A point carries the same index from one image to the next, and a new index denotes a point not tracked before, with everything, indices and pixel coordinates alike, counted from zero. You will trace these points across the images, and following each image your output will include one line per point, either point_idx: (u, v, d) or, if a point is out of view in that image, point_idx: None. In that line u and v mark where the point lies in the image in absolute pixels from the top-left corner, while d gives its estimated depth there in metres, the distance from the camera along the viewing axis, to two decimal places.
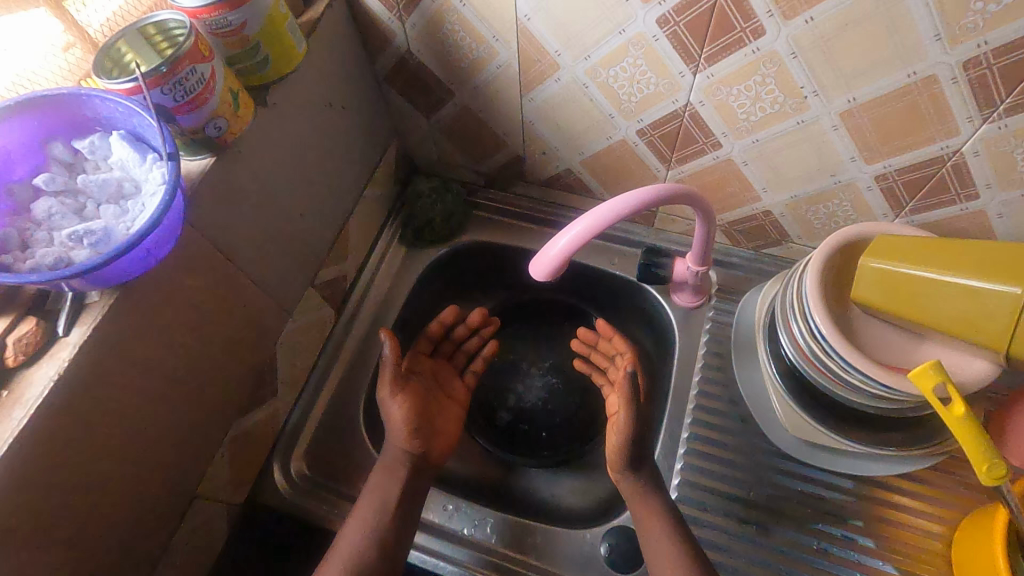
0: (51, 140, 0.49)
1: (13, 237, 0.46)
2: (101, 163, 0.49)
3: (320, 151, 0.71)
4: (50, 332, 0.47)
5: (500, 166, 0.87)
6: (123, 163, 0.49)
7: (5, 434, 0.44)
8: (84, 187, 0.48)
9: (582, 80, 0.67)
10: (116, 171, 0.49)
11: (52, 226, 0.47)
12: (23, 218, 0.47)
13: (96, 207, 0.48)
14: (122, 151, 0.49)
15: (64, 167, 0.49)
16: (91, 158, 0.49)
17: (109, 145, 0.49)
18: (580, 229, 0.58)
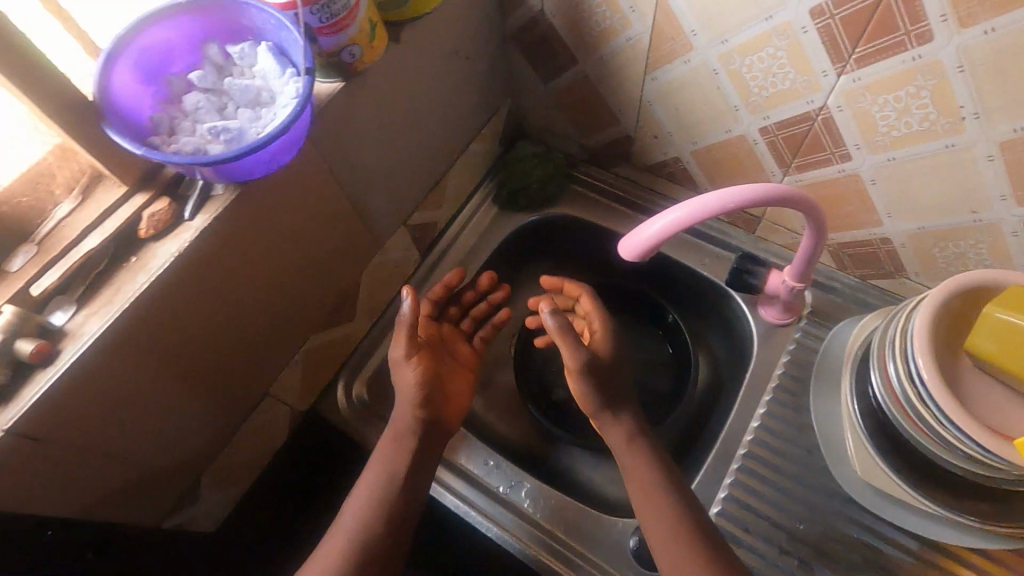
0: (208, 41, 0.53)
1: (162, 122, 0.50)
2: (246, 70, 0.53)
3: (437, 97, 0.73)
4: (178, 214, 0.52)
5: (607, 144, 0.85)
6: (264, 74, 0.53)
7: (128, 294, 0.49)
8: (228, 89, 0.53)
9: (713, 65, 0.64)
10: (257, 80, 0.53)
11: (196, 119, 0.51)
12: (173, 107, 0.52)
13: (235, 110, 0.52)
14: (266, 63, 0.52)
15: (214, 68, 0.53)
16: (239, 64, 0.53)
17: (256, 54, 0.53)
18: (681, 213, 0.56)
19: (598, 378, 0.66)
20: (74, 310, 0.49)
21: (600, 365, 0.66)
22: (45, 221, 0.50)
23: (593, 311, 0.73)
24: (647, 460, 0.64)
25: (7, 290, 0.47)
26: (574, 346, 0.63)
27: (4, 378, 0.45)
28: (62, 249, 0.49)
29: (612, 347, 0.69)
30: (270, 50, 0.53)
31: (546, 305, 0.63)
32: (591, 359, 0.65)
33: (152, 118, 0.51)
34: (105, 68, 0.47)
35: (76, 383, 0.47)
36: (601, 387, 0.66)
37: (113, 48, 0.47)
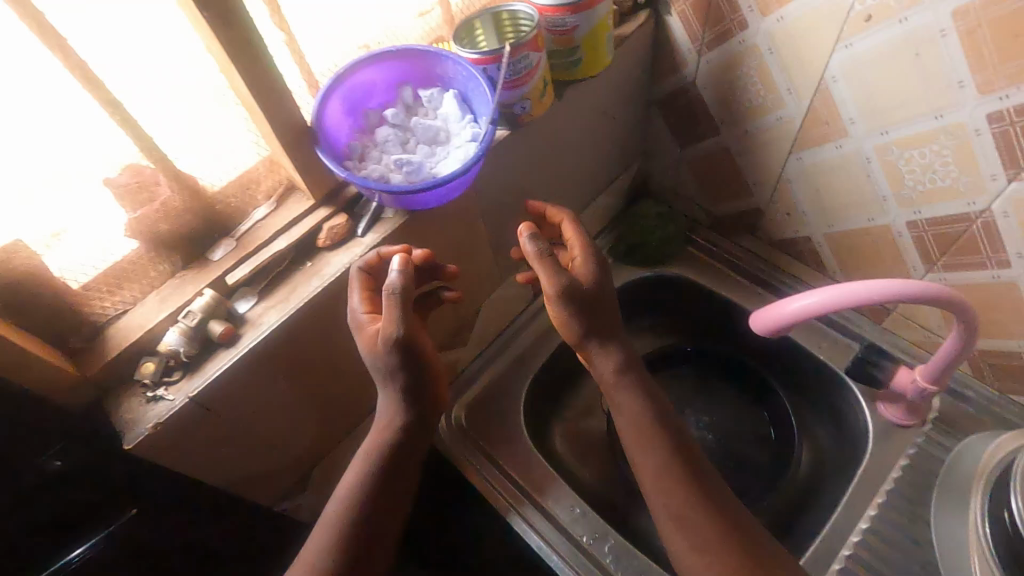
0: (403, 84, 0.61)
1: (355, 149, 0.57)
2: (430, 112, 0.60)
3: (580, 151, 0.77)
4: (352, 230, 0.58)
5: (734, 214, 0.86)
6: (447, 118, 0.59)
7: (303, 294, 0.55)
8: (413, 127, 0.59)
9: (867, 153, 0.64)
10: (439, 122, 0.59)
11: (382, 150, 0.58)
12: (365, 137, 0.59)
13: (416, 145, 0.58)
14: (450, 109, 0.59)
15: (404, 107, 0.60)
16: (426, 106, 0.59)
17: (443, 101, 0.59)
18: (812, 300, 0.57)
19: (582, 309, 0.58)
20: (256, 301, 0.55)
21: (580, 291, 0.57)
22: (244, 220, 0.58)
23: (574, 238, 0.62)
24: (697, 511, 0.55)
25: (208, 275, 0.55)
26: (563, 279, 0.56)
27: (195, 351, 0.52)
28: (255, 247, 0.57)
29: (595, 279, 0.59)
30: (455, 98, 0.59)
31: (528, 228, 0.58)
32: (570, 282, 0.57)
33: (347, 145, 0.58)
34: (323, 99, 0.55)
35: (246, 365, 0.53)
36: (584, 315, 0.58)
37: (332, 84, 0.54)
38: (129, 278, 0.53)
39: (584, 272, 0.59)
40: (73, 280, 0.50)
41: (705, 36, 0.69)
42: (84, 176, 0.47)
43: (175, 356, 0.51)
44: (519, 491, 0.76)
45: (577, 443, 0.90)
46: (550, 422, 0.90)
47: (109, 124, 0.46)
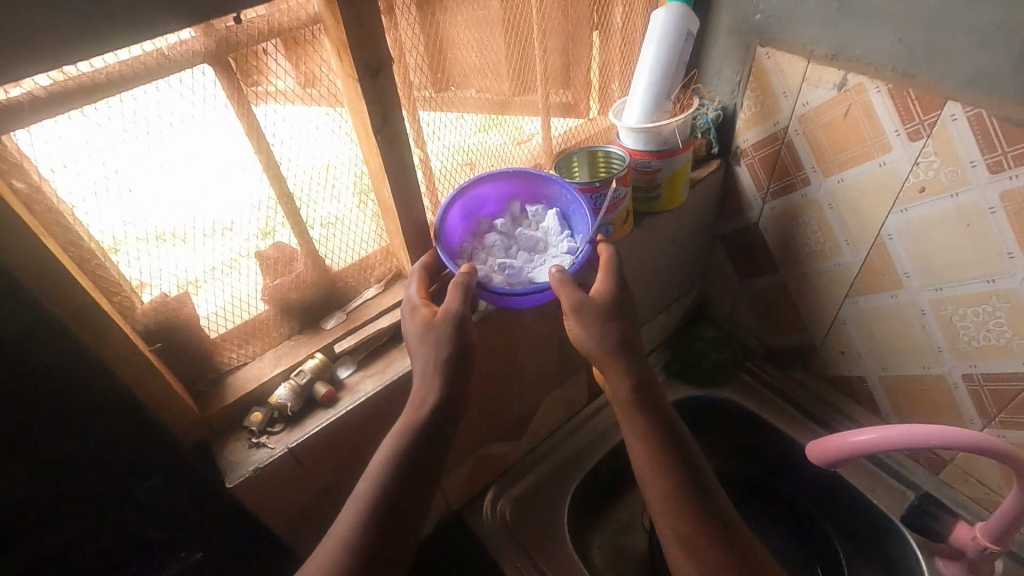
0: (512, 199, 0.71)
1: (465, 251, 0.66)
2: (533, 225, 0.69)
3: (648, 271, 0.85)
4: None
5: (788, 346, 0.90)
6: (547, 231, 0.67)
7: (399, 368, 0.62)
8: (516, 236, 0.68)
9: (921, 306, 0.69)
10: (540, 234, 0.67)
11: (487, 253, 0.67)
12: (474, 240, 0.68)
13: (518, 252, 0.67)
14: (551, 223, 0.67)
15: (510, 218, 0.69)
16: (531, 220, 0.69)
17: (546, 216, 0.68)
18: (870, 436, 0.59)
19: (598, 325, 0.59)
20: (355, 370, 0.62)
21: (595, 307, 0.59)
22: (356, 298, 0.67)
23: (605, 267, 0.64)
24: None
25: (319, 342, 0.63)
26: (577, 296, 0.59)
27: (299, 407, 0.58)
28: (362, 322, 0.64)
29: (613, 305, 0.61)
30: (556, 215, 0.68)
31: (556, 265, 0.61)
32: (587, 303, 0.59)
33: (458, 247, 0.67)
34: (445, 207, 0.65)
35: (338, 427, 0.59)
36: (599, 333, 0.59)
37: (457, 195, 0.65)
38: (255, 336, 0.61)
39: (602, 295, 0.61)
40: (213, 330, 0.58)
41: (770, 187, 0.79)
42: (210, 208, 0.53)
43: (281, 409, 0.58)
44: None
45: (616, 557, 0.88)
46: (592, 530, 0.90)
47: (247, 163, 0.53)
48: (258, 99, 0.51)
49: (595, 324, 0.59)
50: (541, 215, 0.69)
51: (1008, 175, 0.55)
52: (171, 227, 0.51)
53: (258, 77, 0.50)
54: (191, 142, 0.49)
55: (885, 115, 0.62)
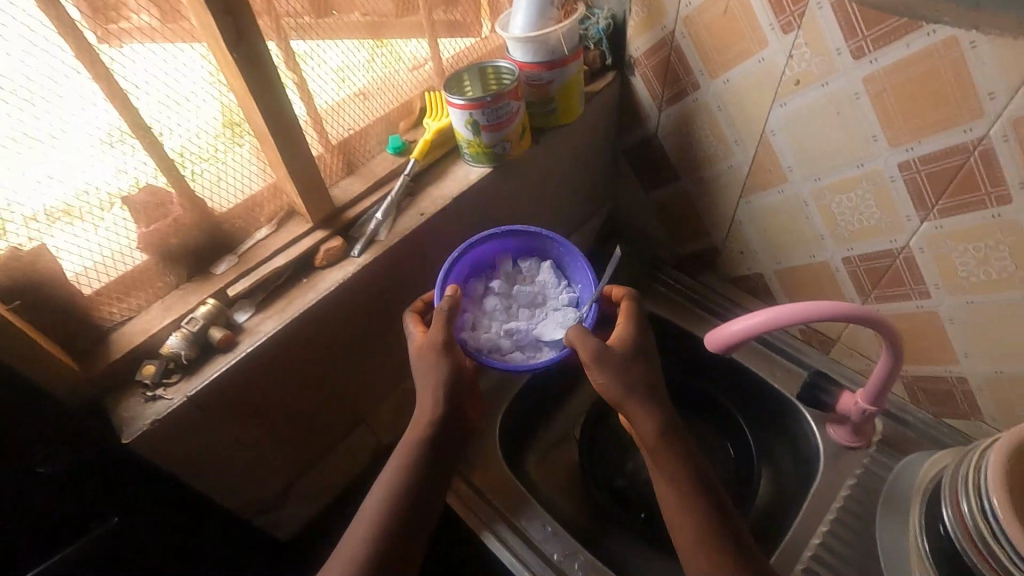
0: (503, 255, 0.73)
1: (469, 320, 0.68)
2: (529, 279, 0.72)
3: (555, 191, 0.85)
4: (346, 251, 0.64)
5: (695, 253, 0.94)
6: (544, 284, 0.71)
7: (300, 305, 0.60)
8: (514, 293, 0.70)
9: (804, 198, 0.73)
10: (538, 288, 0.71)
11: (490, 318, 0.69)
12: (473, 305, 0.69)
13: (520, 312, 0.69)
14: (547, 276, 0.71)
15: (505, 276, 0.72)
16: (525, 275, 0.72)
17: (540, 271, 0.72)
18: (760, 318, 0.62)
19: (621, 371, 0.60)
20: (254, 313, 0.60)
21: (614, 355, 0.60)
22: (247, 240, 0.64)
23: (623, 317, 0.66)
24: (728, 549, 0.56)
25: (211, 286, 0.60)
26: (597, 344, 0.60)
27: (195, 355, 0.56)
28: (256, 263, 0.61)
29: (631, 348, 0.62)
30: (550, 268, 0.72)
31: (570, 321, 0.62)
32: (605, 350, 0.60)
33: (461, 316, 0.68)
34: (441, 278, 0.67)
35: (241, 371, 0.57)
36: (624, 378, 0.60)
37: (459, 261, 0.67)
38: (137, 287, 0.57)
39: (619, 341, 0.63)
40: (86, 285, 0.54)
41: (664, 95, 0.80)
42: (64, 153, 0.49)
43: (175, 359, 0.55)
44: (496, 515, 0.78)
45: (550, 468, 0.93)
46: (526, 447, 0.94)
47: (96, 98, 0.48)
48: (106, 38, 0.47)
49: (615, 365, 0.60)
50: (535, 268, 0.72)
51: (869, 58, 0.58)
52: (23, 176, 0.47)
53: (116, 13, 0.46)
54: (11, 72, 0.43)
55: (760, 7, 0.63)
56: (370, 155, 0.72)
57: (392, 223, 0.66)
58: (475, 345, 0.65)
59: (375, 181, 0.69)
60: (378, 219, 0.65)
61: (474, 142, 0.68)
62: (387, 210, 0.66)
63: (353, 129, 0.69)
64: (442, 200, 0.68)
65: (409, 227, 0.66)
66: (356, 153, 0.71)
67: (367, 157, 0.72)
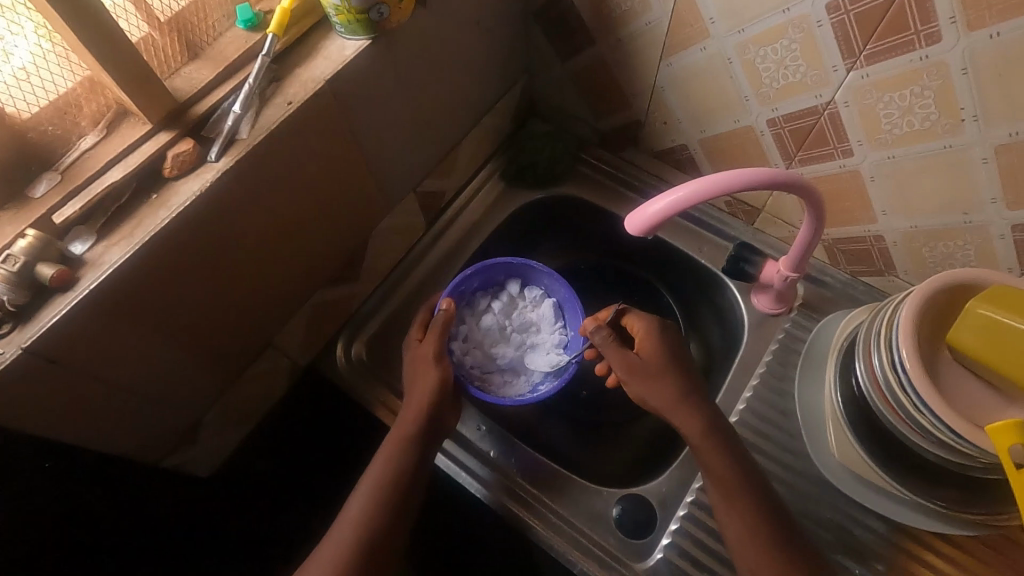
0: (513, 279, 0.87)
1: (465, 333, 0.82)
2: (527, 309, 0.85)
3: (457, 68, 0.74)
4: (201, 155, 0.53)
5: (618, 127, 0.87)
6: (542, 318, 0.85)
7: (150, 227, 0.50)
8: (512, 317, 0.84)
9: (728, 54, 0.66)
10: (533, 319, 0.85)
11: (484, 334, 0.82)
12: (473, 319, 0.83)
13: (511, 339, 0.83)
14: (545, 312, 0.85)
15: (508, 298, 0.85)
16: (525, 304, 0.86)
17: (540, 305, 0.86)
18: (682, 192, 0.56)
19: (653, 380, 0.67)
20: (94, 242, 0.50)
21: (642, 365, 0.68)
22: (69, 151, 0.51)
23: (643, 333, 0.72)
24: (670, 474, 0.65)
25: (29, 214, 0.48)
26: (631, 358, 0.68)
27: (24, 300, 0.46)
28: (85, 180, 0.50)
29: (661, 356, 0.69)
30: (550, 305, 0.85)
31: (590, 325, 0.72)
32: (632, 360, 0.68)
33: (459, 326, 0.83)
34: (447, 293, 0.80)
35: (92, 313, 0.48)
36: (659, 383, 0.67)
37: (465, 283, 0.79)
38: None
39: (650, 351, 0.69)
40: None
41: None
42: None
43: None
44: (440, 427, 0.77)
45: None
46: None
47: None
48: None
49: (647, 373, 0.67)
50: (535, 301, 0.86)
51: None
52: None
53: None
54: None
55: None
56: (217, 34, 0.58)
57: (255, 117, 0.55)
58: (462, 357, 0.80)
59: (226, 66, 0.56)
60: (236, 113, 0.54)
61: (343, 8, 0.55)
62: (246, 101, 0.54)
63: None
64: (313, 83, 0.57)
65: (277, 119, 0.55)
66: (196, 31, 0.56)
67: (213, 36, 0.58)
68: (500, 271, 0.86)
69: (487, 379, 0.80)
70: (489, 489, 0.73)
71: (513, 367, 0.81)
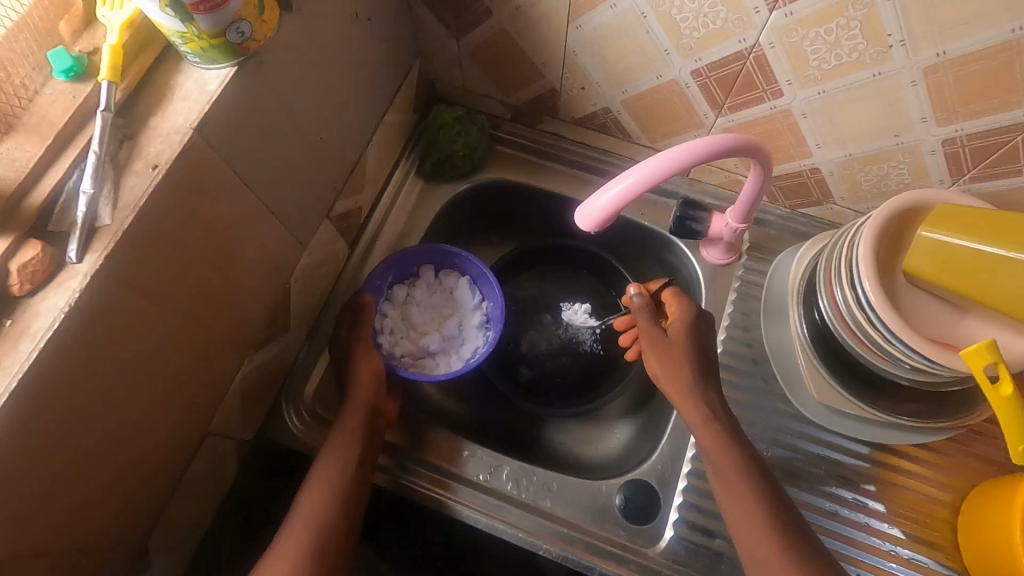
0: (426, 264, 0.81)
1: (387, 325, 0.77)
2: (446, 292, 0.81)
3: (343, 72, 0.64)
4: (58, 258, 0.42)
5: (531, 100, 0.80)
6: (464, 296, 0.81)
7: (14, 367, 0.39)
8: (433, 301, 0.80)
9: (641, 8, 0.60)
10: (455, 300, 0.81)
11: (408, 323, 0.78)
12: (395, 309, 0.79)
13: (437, 324, 0.79)
14: (466, 290, 0.81)
15: (427, 285, 0.81)
16: (443, 287, 0.81)
17: (459, 283, 0.81)
18: (633, 179, 0.52)
19: (672, 363, 0.67)
20: None
21: (669, 346, 0.68)
22: None
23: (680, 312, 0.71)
24: None
25: None
26: (656, 333, 0.70)
27: None
28: None
29: (685, 339, 0.68)
30: (468, 285, 0.81)
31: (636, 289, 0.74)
32: (655, 338, 0.70)
33: (381, 319, 0.77)
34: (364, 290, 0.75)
35: None
36: (674, 365, 0.67)
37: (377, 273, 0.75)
38: None
39: (679, 329, 0.69)
40: None
41: None
42: None
43: None
44: (401, 458, 0.72)
45: None
46: None
47: None
48: None
49: (669, 350, 0.68)
50: (453, 284, 0.81)
51: None
52: None
53: None
54: None
55: None
56: (33, 95, 0.45)
57: (113, 192, 0.44)
58: (391, 348, 0.76)
59: (56, 136, 0.44)
60: (88, 194, 0.43)
61: (190, 35, 0.44)
62: (97, 176, 0.43)
63: None
64: (177, 134, 0.46)
65: (143, 192, 0.44)
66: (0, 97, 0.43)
67: (28, 97, 0.45)
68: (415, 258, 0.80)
69: (420, 366, 0.76)
70: (409, 481, 0.70)
71: (445, 350, 0.78)
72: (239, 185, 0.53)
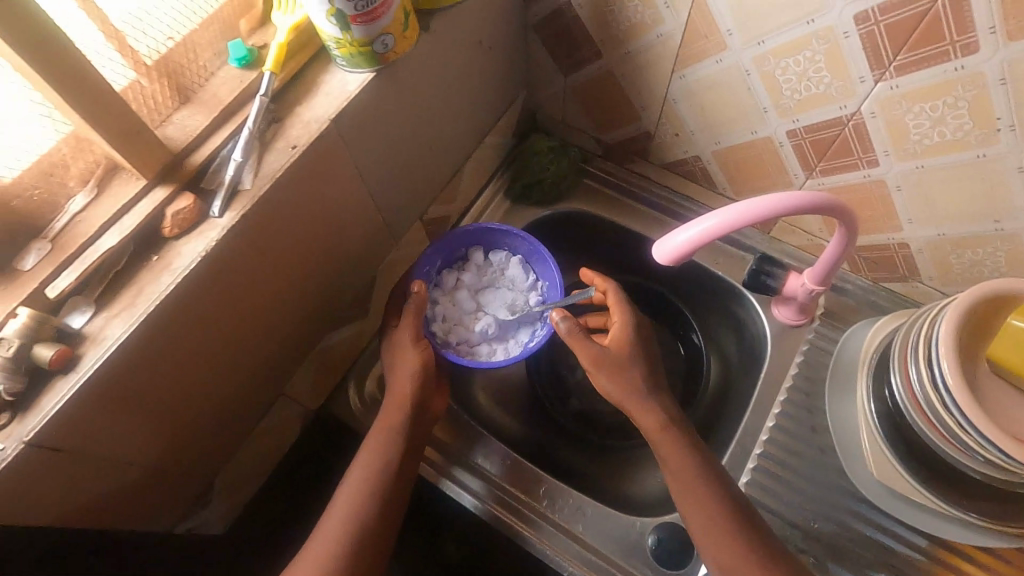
0: (475, 248, 0.80)
1: (439, 312, 0.76)
2: (496, 273, 0.80)
3: (460, 91, 0.71)
4: (203, 211, 0.49)
5: (625, 140, 0.84)
6: (514, 277, 0.79)
7: (154, 294, 0.46)
8: (483, 283, 0.79)
9: (745, 66, 0.63)
10: (507, 280, 0.79)
11: (458, 309, 0.77)
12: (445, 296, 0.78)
13: (488, 305, 0.78)
14: (516, 270, 0.79)
15: (476, 268, 0.79)
16: (494, 268, 0.80)
17: (510, 264, 0.80)
18: (716, 222, 0.54)
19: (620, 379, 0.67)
20: (94, 313, 0.46)
21: (614, 360, 0.67)
22: (60, 215, 0.47)
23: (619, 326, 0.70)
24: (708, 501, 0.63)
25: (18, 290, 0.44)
26: (596, 349, 0.67)
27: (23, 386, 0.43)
28: (77, 248, 0.46)
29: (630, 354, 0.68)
30: (519, 264, 0.79)
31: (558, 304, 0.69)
32: (599, 350, 0.67)
33: (432, 306, 0.77)
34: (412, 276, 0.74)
35: (93, 394, 0.45)
36: (624, 381, 0.67)
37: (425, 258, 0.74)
38: None
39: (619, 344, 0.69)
40: None
41: None
42: None
43: None
44: (447, 455, 0.75)
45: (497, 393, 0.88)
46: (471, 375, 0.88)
47: None
48: None
49: (618, 367, 0.67)
50: (503, 265, 0.80)
51: None
52: None
53: None
54: None
55: None
56: (208, 75, 0.54)
57: (257, 163, 0.51)
58: (446, 335, 0.75)
59: (221, 110, 0.52)
60: (238, 161, 0.50)
61: (345, 41, 0.51)
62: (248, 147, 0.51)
63: (174, 40, 0.50)
64: (315, 123, 0.53)
65: (281, 166, 0.51)
66: (186, 73, 0.52)
67: (205, 76, 0.53)
68: (460, 241, 0.79)
69: (477, 353, 0.75)
70: (462, 488, 0.73)
71: (501, 336, 0.76)
72: (355, 175, 0.60)
